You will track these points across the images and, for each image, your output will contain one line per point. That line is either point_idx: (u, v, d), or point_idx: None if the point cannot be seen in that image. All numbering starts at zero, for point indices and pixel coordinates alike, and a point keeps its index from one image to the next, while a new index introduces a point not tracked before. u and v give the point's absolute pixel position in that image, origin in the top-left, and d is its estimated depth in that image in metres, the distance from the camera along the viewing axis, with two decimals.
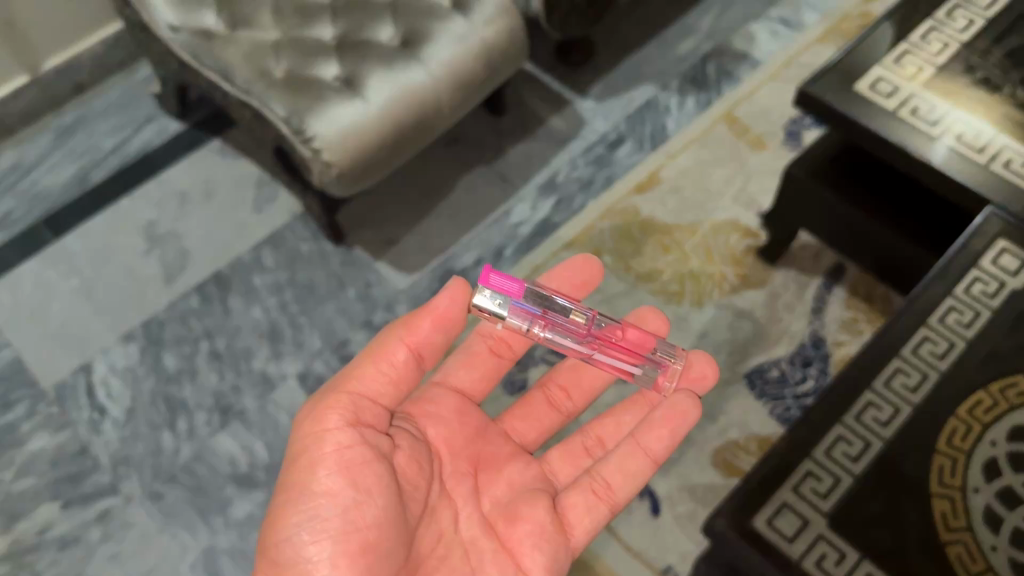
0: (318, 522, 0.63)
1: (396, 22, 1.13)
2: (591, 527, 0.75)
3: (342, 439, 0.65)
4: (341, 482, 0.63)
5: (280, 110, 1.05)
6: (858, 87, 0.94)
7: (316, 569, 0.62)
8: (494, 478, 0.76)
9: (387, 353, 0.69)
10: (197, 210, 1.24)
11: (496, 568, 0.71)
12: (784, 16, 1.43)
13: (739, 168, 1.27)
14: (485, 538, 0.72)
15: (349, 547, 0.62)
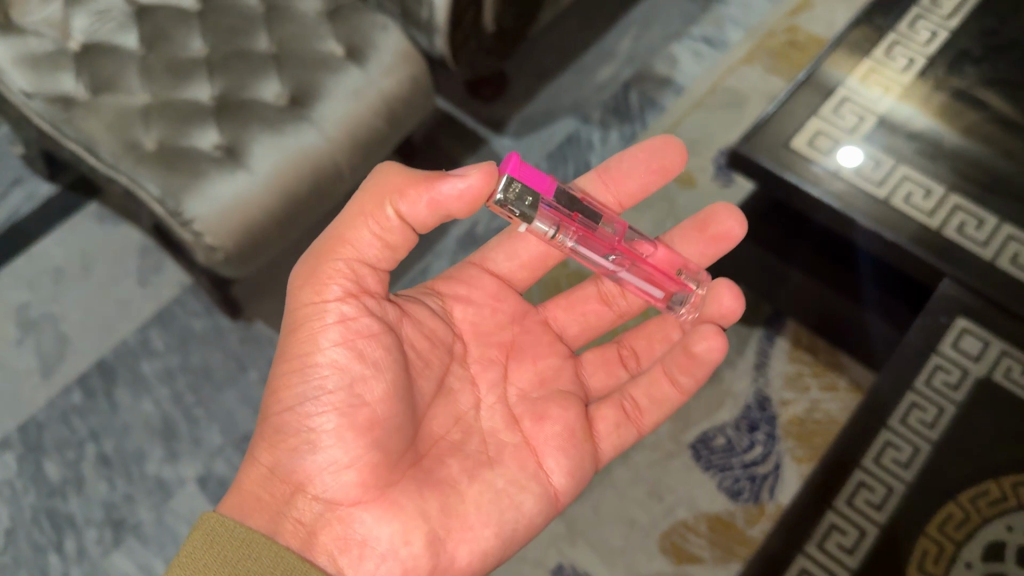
0: (324, 393, 0.63)
1: (282, 76, 1.01)
2: (615, 442, 0.76)
3: (344, 311, 0.63)
4: (345, 357, 0.63)
5: (153, 189, 0.93)
6: (795, 145, 0.87)
7: (321, 439, 0.62)
8: (526, 362, 0.76)
9: (377, 212, 0.62)
10: (75, 286, 1.16)
11: (515, 463, 0.70)
12: (707, 34, 1.38)
13: (669, 210, 1.21)
14: (510, 429, 0.71)
15: (357, 423, 0.62)
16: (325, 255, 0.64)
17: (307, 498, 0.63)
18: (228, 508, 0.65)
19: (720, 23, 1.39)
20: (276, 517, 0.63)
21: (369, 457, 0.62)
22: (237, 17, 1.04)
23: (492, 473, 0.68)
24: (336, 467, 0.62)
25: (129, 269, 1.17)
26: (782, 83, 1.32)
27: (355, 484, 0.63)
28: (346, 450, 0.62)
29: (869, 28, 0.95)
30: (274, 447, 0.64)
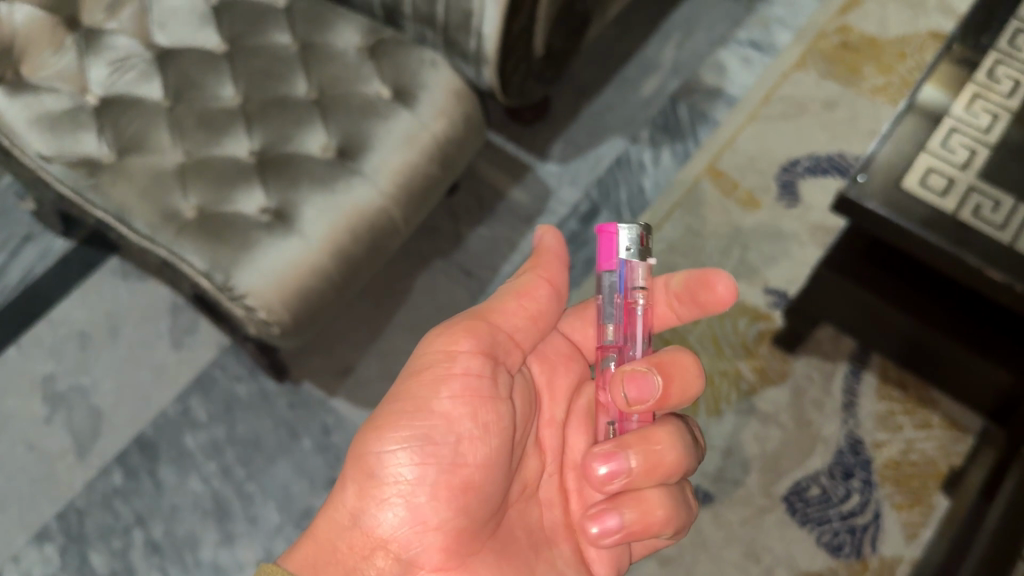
0: (429, 447, 0.57)
1: (328, 126, 0.92)
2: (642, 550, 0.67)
3: (474, 366, 0.58)
4: (456, 405, 0.57)
5: (197, 262, 0.84)
6: (908, 185, 0.79)
7: (411, 492, 0.56)
8: (587, 431, 0.66)
9: (531, 290, 0.62)
10: (103, 353, 1.07)
11: (570, 540, 0.64)
12: (754, 37, 1.29)
13: (733, 236, 1.14)
14: (561, 502, 0.65)
15: (452, 482, 0.56)
16: (468, 313, 0.60)
17: (385, 558, 0.56)
18: (291, 565, 0.57)
19: (767, 25, 1.30)
20: None
21: (457, 520, 0.56)
22: (271, 60, 0.95)
23: (556, 551, 0.63)
24: (419, 528, 0.56)
25: (161, 331, 1.08)
26: (839, 89, 1.24)
27: (438, 549, 0.56)
28: (436, 511, 0.56)
29: (969, 47, 0.87)
30: (359, 492, 0.57)
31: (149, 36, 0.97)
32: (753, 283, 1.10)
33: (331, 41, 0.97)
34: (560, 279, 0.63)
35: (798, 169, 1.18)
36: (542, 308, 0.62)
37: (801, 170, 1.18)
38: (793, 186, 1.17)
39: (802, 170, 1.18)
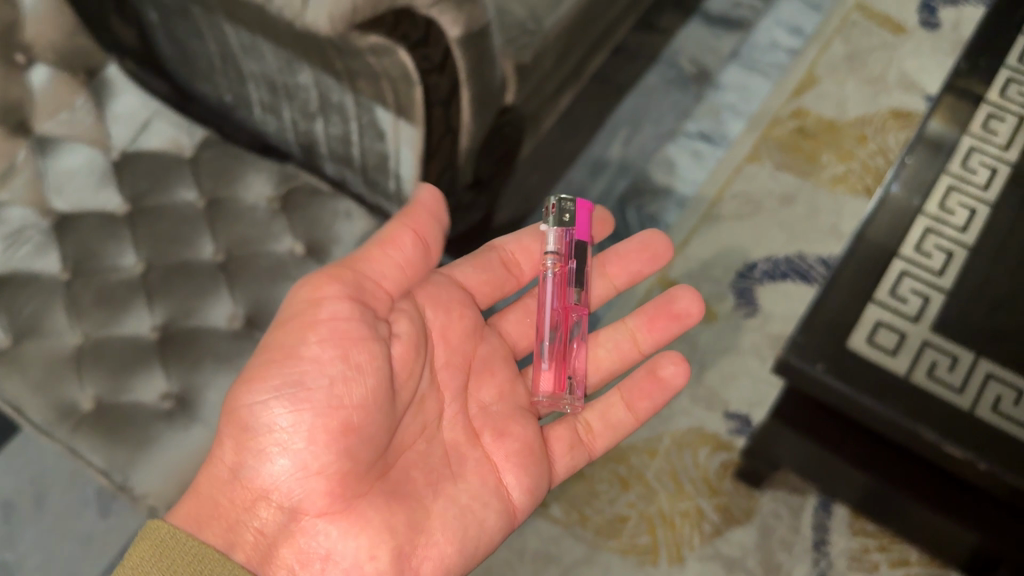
0: (301, 391, 0.57)
1: (236, 294, 0.86)
2: (569, 466, 0.73)
3: (340, 311, 0.59)
4: (329, 353, 0.58)
5: (95, 460, 0.77)
6: (855, 344, 0.72)
7: (290, 441, 0.57)
8: (485, 377, 0.71)
9: (395, 239, 0.64)
10: (27, 525, 1.01)
11: (478, 478, 0.66)
12: (704, 129, 1.23)
13: (691, 351, 1.06)
14: (470, 443, 0.67)
15: (330, 424, 0.57)
16: (337, 263, 0.62)
17: (267, 505, 0.58)
18: (179, 520, 0.59)
19: (717, 114, 1.24)
20: (234, 526, 0.58)
21: (338, 464, 0.57)
22: (175, 221, 0.89)
23: (458, 487, 0.64)
24: (299, 471, 0.57)
25: (88, 499, 1.04)
26: (796, 182, 1.17)
27: (322, 492, 0.57)
28: (314, 454, 0.57)
29: (917, 176, 0.80)
30: (239, 447, 0.58)
31: (45, 201, 0.90)
32: (712, 408, 1.03)
33: (239, 194, 0.91)
34: (428, 225, 0.66)
35: (757, 273, 1.11)
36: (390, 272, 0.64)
37: (759, 274, 1.11)
38: (750, 292, 1.10)
39: (760, 274, 1.11)
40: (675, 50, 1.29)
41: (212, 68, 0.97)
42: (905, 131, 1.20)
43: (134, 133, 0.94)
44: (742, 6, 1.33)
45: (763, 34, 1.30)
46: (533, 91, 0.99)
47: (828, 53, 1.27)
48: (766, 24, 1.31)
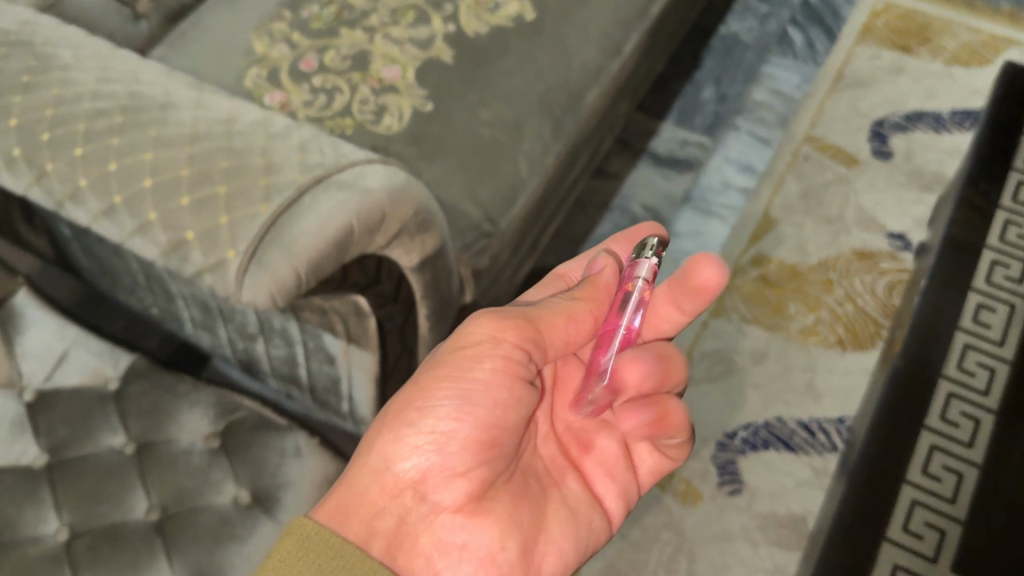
0: (466, 405, 0.54)
1: (174, 568, 0.69)
2: (653, 472, 0.66)
3: (517, 350, 0.55)
4: (497, 376, 0.54)
5: None
6: (893, 530, 0.90)
7: (448, 443, 0.54)
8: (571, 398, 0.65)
9: (577, 303, 0.58)
10: None
11: (580, 485, 0.62)
12: (665, 280, 1.18)
13: (678, 541, 0.98)
14: (562, 449, 0.63)
15: (483, 438, 0.54)
16: (517, 308, 0.56)
17: (413, 497, 0.55)
18: (320, 514, 0.54)
19: (676, 264, 1.19)
20: (376, 514, 0.54)
21: (481, 471, 0.55)
22: (100, 476, 0.73)
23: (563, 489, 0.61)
24: (448, 472, 0.54)
25: None
26: (766, 336, 1.12)
27: (464, 490, 0.55)
28: (464, 460, 0.54)
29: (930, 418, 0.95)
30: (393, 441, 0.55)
31: None
32: None
33: (172, 435, 0.76)
34: (605, 308, 0.60)
35: (738, 442, 1.04)
36: (583, 325, 0.59)
37: (739, 443, 1.04)
38: (732, 466, 1.03)
39: (740, 443, 1.04)
40: (625, 196, 1.25)
41: (136, 283, 0.88)
42: (870, 274, 1.16)
43: (49, 368, 0.79)
44: (689, 145, 1.30)
45: (713, 175, 1.27)
46: (491, 283, 0.92)
47: (782, 192, 1.24)
48: (715, 162, 1.28)
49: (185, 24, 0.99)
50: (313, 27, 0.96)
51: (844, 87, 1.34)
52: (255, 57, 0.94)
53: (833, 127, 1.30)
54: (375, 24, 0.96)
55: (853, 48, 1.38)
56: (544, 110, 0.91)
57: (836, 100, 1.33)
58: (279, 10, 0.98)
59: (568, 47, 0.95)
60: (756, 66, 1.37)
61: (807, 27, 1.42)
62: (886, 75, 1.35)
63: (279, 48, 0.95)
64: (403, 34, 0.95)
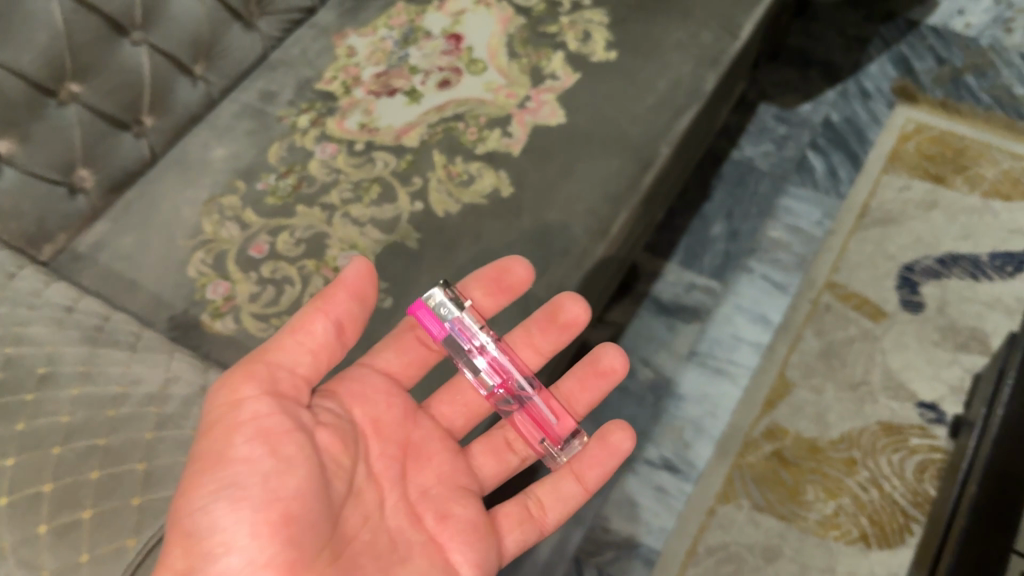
0: (236, 490, 0.51)
1: None
2: (520, 543, 0.70)
3: (262, 406, 0.54)
4: (252, 443, 0.53)
5: None
6: None
7: (234, 539, 0.49)
8: (424, 464, 0.66)
9: (305, 323, 0.59)
10: None
11: (427, 559, 0.62)
12: (668, 453, 1.06)
13: None
14: (413, 526, 0.63)
15: (271, 515, 0.50)
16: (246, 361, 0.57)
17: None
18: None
19: (680, 433, 1.07)
20: None
21: (287, 555, 0.50)
22: None
23: (408, 569, 0.60)
24: (251, 569, 0.49)
25: None
26: (779, 528, 0.99)
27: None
28: (262, 549, 0.50)
29: None
30: (181, 555, 0.49)
31: None
32: None
33: None
34: (361, 312, 0.61)
35: None
36: (328, 334, 0.60)
37: None
38: None
39: None
40: (625, 350, 1.14)
41: None
42: (899, 452, 1.04)
43: None
44: (696, 289, 1.18)
45: (723, 326, 1.15)
46: None
47: (800, 348, 1.12)
48: (725, 311, 1.16)
49: (132, 195, 0.90)
50: (267, 203, 0.87)
51: (869, 224, 1.22)
52: (201, 239, 0.85)
53: (856, 271, 1.18)
54: (335, 200, 0.86)
55: (880, 177, 1.27)
56: (519, 307, 0.80)
57: (861, 240, 1.21)
58: (232, 182, 0.89)
59: (549, 228, 0.84)
60: (772, 198, 1.26)
61: (828, 152, 1.31)
62: (916, 210, 1.23)
63: (228, 229, 0.85)
64: (365, 214, 0.85)
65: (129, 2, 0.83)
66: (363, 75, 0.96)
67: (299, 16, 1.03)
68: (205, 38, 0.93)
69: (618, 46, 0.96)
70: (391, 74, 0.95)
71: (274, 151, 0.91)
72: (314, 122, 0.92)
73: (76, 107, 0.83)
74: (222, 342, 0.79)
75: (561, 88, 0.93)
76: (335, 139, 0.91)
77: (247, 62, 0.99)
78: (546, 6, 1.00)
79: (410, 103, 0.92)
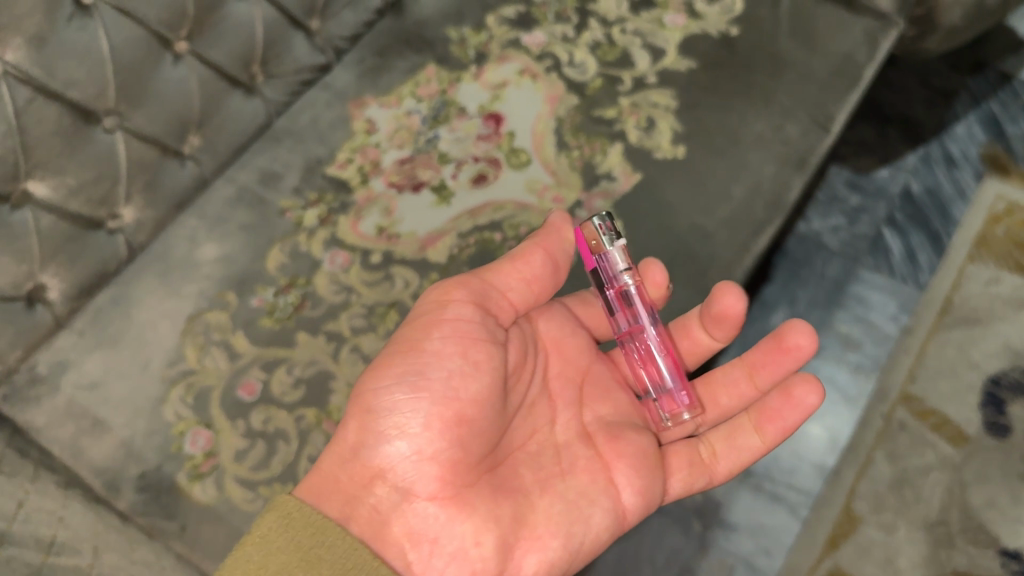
0: (421, 380, 0.55)
1: None
2: (687, 485, 0.65)
3: (465, 312, 0.56)
4: (450, 343, 0.55)
5: None
6: None
7: (409, 426, 0.54)
8: (601, 396, 0.66)
9: (525, 254, 0.59)
10: None
11: (589, 476, 0.60)
12: None
13: None
14: (583, 444, 0.62)
15: (446, 414, 0.54)
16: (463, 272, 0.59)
17: (383, 487, 0.54)
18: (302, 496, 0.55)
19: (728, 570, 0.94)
20: (351, 501, 0.54)
21: (451, 452, 0.54)
22: None
23: (566, 484, 0.59)
24: (416, 457, 0.54)
25: None
26: None
27: (436, 477, 0.54)
28: (433, 444, 0.54)
29: None
30: (359, 428, 0.55)
31: None
32: None
33: None
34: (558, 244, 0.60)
35: None
36: (529, 263, 0.59)
37: None
38: None
39: None
40: None
41: None
42: None
43: None
44: None
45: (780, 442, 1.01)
46: None
47: (869, 475, 0.98)
48: None
49: (103, 300, 0.75)
50: (261, 325, 0.72)
51: (951, 324, 1.07)
52: (179, 371, 0.71)
53: (935, 383, 1.03)
54: (343, 328, 0.71)
55: (965, 266, 1.12)
56: None
57: (941, 343, 1.06)
58: (221, 295, 0.74)
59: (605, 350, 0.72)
60: (841, 284, 1.12)
61: (907, 231, 1.15)
62: (1006, 309, 1.08)
63: (214, 358, 0.71)
64: (379, 348, 0.70)
65: (99, 84, 0.68)
66: (384, 161, 0.81)
67: (311, 75, 0.87)
68: (195, 112, 0.77)
69: (687, 138, 0.81)
70: (417, 162, 0.80)
71: (273, 257, 0.76)
72: (324, 220, 0.77)
73: (31, 210, 0.68)
74: (201, 513, 0.65)
75: (617, 193, 0.78)
76: (347, 247, 0.75)
77: (248, 133, 0.83)
78: (603, 83, 0.84)
79: (438, 204, 0.77)
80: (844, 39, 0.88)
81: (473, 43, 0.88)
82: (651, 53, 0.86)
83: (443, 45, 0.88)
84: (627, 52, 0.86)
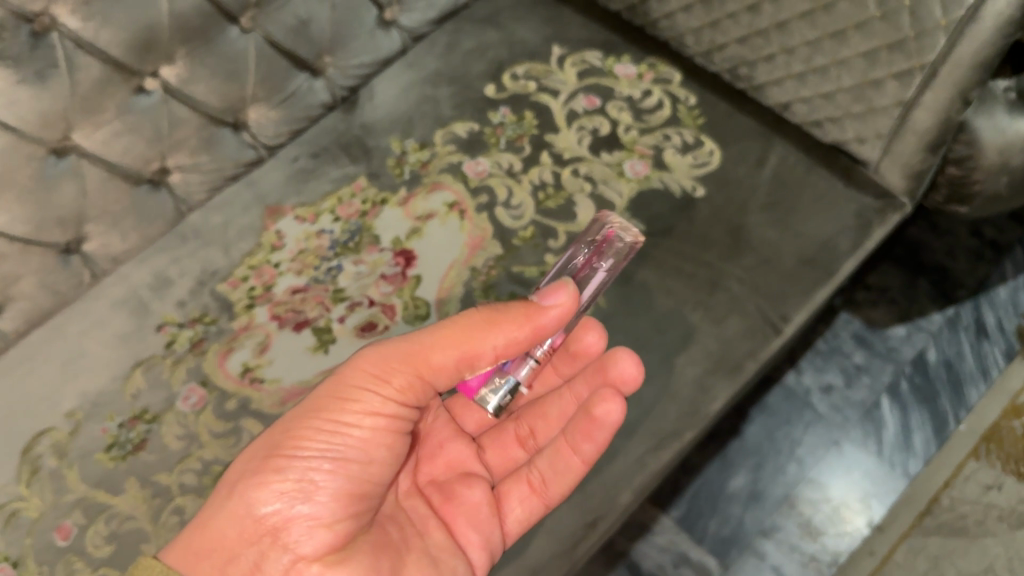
0: (342, 456, 0.55)
1: None
2: (521, 521, 0.64)
3: (395, 404, 0.56)
4: (376, 433, 0.56)
5: None
6: None
7: (316, 493, 0.54)
8: (435, 452, 0.67)
9: (475, 347, 0.54)
10: None
11: (442, 540, 0.62)
12: None
13: None
14: (421, 502, 0.64)
15: (352, 491, 0.55)
16: (401, 343, 0.55)
17: (273, 545, 0.54)
18: (174, 557, 0.54)
19: None
20: (231, 559, 0.53)
21: (346, 525, 0.55)
22: None
23: (426, 542, 0.61)
24: (312, 523, 0.54)
25: None
26: None
27: (327, 543, 0.54)
28: (331, 512, 0.54)
29: None
30: (256, 483, 0.54)
31: None
32: None
33: None
34: (523, 332, 0.53)
35: None
36: (486, 354, 0.54)
37: None
38: None
39: None
40: None
41: None
42: None
43: None
44: (685, 564, 0.96)
45: None
46: None
47: None
48: None
49: None
50: (94, 460, 0.68)
51: (929, 530, 0.95)
52: (6, 496, 0.68)
53: None
54: (171, 483, 0.67)
55: (964, 462, 0.98)
56: None
57: (911, 550, 0.94)
58: (71, 416, 0.71)
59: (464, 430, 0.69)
60: (822, 457, 0.99)
61: (908, 408, 1.01)
62: (1000, 525, 0.95)
63: (42, 488, 0.68)
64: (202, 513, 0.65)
65: None
66: (276, 287, 0.75)
67: (237, 170, 0.81)
68: (81, 210, 0.72)
69: (607, 320, 0.71)
70: (310, 294, 0.74)
71: (132, 381, 0.71)
72: (194, 346, 0.72)
73: None
74: None
75: None
76: (206, 384, 0.70)
77: (153, 229, 0.78)
78: (534, 234, 0.75)
79: (315, 351, 0.71)
80: (830, 218, 0.75)
81: (412, 160, 0.80)
82: (597, 204, 0.76)
83: (382, 157, 0.81)
84: (572, 200, 0.77)
